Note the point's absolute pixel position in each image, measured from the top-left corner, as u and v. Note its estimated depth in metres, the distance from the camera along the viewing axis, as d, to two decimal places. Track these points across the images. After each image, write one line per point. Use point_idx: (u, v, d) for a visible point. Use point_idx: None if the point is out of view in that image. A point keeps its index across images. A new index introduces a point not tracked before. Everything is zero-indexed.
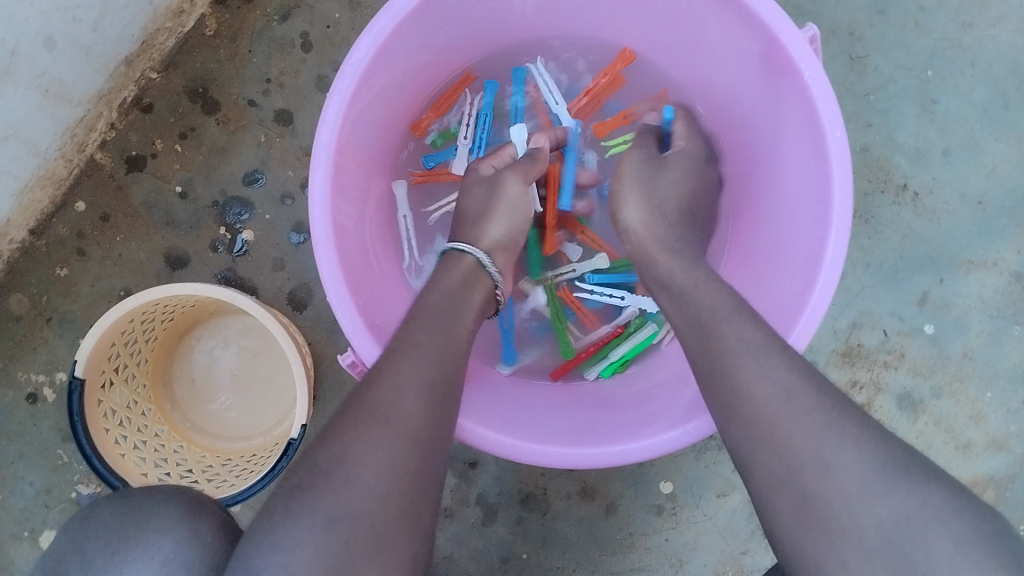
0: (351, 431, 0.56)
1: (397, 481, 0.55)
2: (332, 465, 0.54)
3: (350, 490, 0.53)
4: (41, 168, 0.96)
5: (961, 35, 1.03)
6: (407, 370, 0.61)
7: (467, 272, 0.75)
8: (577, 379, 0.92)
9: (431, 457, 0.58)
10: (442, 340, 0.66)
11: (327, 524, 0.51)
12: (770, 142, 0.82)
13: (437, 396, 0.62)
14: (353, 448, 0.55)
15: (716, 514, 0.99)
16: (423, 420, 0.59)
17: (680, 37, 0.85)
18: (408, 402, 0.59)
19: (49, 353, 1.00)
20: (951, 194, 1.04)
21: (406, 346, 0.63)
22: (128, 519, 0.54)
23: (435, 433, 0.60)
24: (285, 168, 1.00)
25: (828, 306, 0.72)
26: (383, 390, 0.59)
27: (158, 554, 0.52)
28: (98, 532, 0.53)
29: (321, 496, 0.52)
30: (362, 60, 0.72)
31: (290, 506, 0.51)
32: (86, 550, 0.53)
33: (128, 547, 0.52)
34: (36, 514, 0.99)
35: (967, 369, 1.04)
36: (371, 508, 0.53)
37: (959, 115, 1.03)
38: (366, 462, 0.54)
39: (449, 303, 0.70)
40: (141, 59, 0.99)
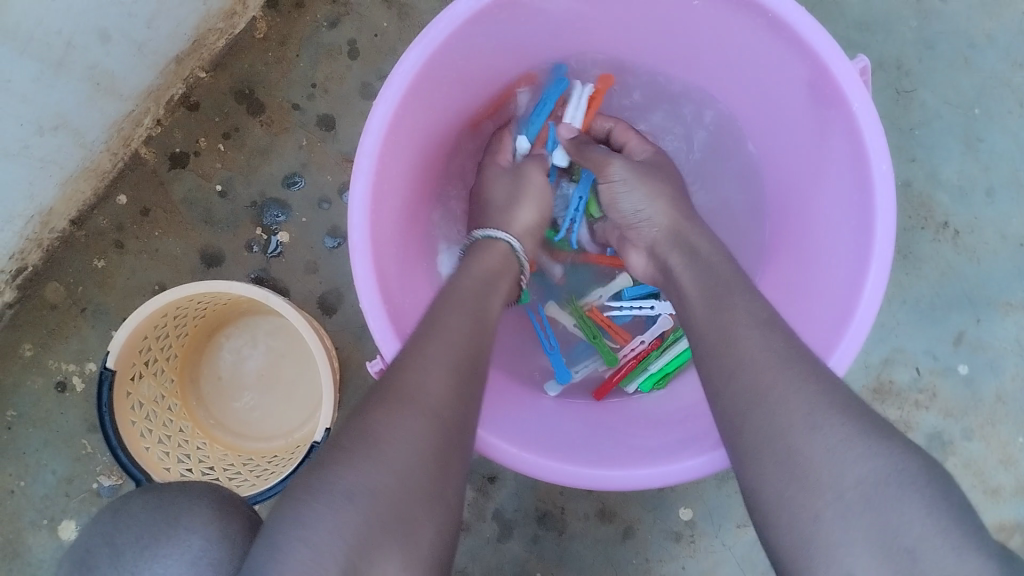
0: (374, 411, 0.56)
1: (421, 458, 0.55)
2: (355, 443, 0.54)
3: (373, 465, 0.53)
4: (86, 160, 0.98)
5: (1011, 74, 1.02)
6: (432, 352, 0.61)
7: (498, 264, 0.77)
8: (619, 394, 0.92)
9: (455, 438, 0.58)
10: (468, 328, 0.67)
11: (348, 499, 0.50)
12: (813, 171, 0.82)
13: (462, 377, 0.62)
14: (375, 426, 0.55)
15: (735, 544, 0.98)
16: (448, 399, 0.59)
17: (727, 61, 0.84)
18: (433, 382, 0.59)
19: (81, 343, 1.01)
20: (993, 233, 1.02)
21: (433, 332, 0.64)
22: (162, 514, 0.55)
23: (460, 412, 0.60)
24: (323, 172, 1.01)
25: (864, 339, 0.71)
26: (409, 371, 0.59)
27: (188, 550, 0.53)
28: (131, 526, 0.55)
29: (342, 471, 0.52)
30: (409, 71, 0.72)
31: (309, 485, 0.51)
32: (115, 543, 0.55)
33: (159, 543, 0.53)
34: (57, 502, 1.00)
35: (1000, 413, 1.01)
36: (394, 484, 0.52)
37: (1005, 155, 1.02)
38: (389, 439, 0.54)
39: (477, 293, 0.71)
40: (191, 58, 1.01)
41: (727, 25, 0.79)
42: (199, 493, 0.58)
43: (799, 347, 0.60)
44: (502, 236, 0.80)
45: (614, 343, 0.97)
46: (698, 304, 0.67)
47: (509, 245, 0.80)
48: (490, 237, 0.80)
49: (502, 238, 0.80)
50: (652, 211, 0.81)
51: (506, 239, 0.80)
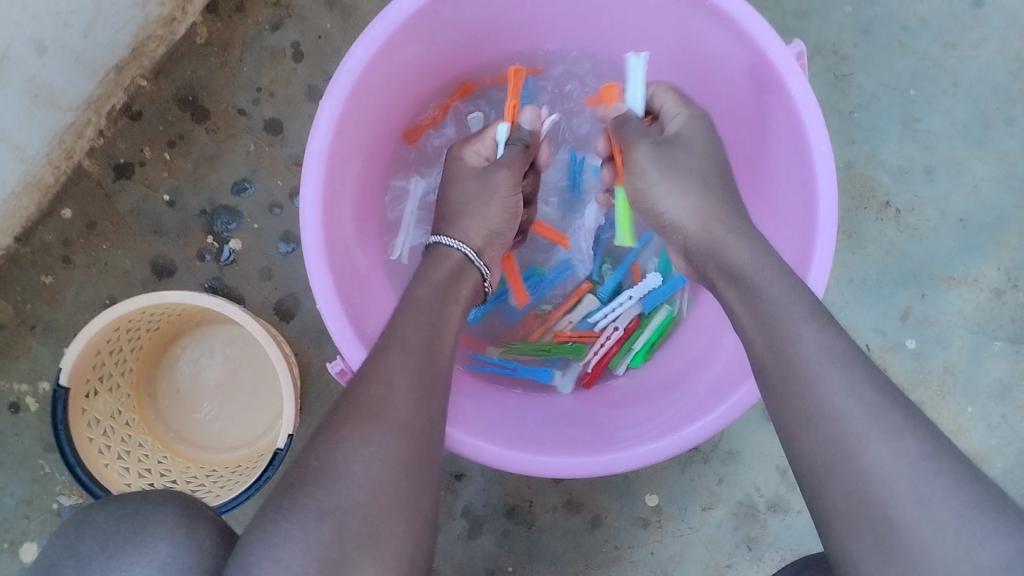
0: (341, 430, 0.58)
1: (389, 472, 0.57)
2: (324, 462, 0.56)
3: (343, 485, 0.55)
4: (28, 174, 0.96)
5: (943, 56, 1.05)
6: (393, 364, 0.62)
7: (455, 268, 0.77)
8: (611, 378, 0.92)
9: (424, 448, 0.60)
10: (429, 335, 0.67)
11: (320, 519, 0.53)
12: (757, 155, 0.83)
13: (425, 387, 0.63)
14: (343, 445, 0.57)
15: (701, 527, 1.00)
16: (412, 410, 0.61)
17: (670, 51, 0.86)
18: (397, 395, 0.61)
19: (32, 362, 0.99)
20: (934, 210, 1.05)
21: (394, 343, 0.65)
22: (126, 521, 0.55)
23: (425, 423, 0.61)
24: (273, 177, 1.00)
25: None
26: (372, 386, 0.60)
27: (156, 558, 0.53)
28: (95, 536, 0.54)
29: (313, 491, 0.54)
30: (354, 70, 0.73)
31: (281, 505, 0.53)
32: (80, 555, 0.53)
33: (126, 551, 0.53)
34: (15, 525, 0.98)
35: (949, 383, 1.05)
36: (363, 500, 0.55)
37: (942, 134, 1.05)
38: (355, 456, 0.56)
39: (438, 298, 0.71)
40: (132, 66, 0.99)
41: (668, 15, 0.80)
42: (163, 497, 0.57)
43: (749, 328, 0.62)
44: (454, 243, 0.79)
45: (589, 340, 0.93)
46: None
47: (463, 254, 0.78)
48: (446, 246, 0.79)
49: (459, 248, 0.79)
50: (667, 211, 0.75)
51: (459, 247, 0.79)
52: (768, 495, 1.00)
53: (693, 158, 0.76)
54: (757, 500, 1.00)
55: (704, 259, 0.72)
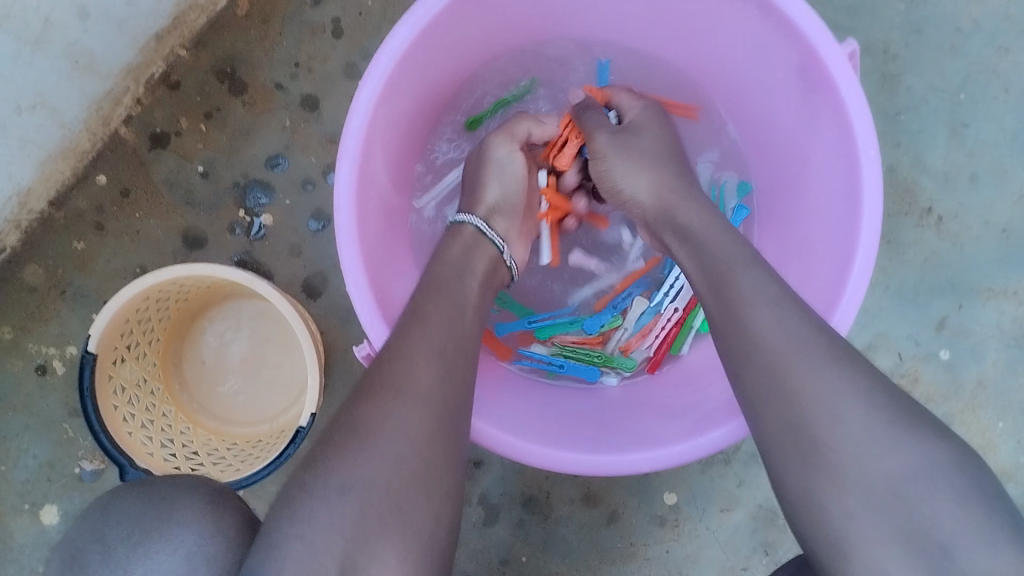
0: (363, 405, 0.58)
1: (412, 444, 0.56)
2: (346, 436, 0.56)
3: (364, 458, 0.54)
4: (65, 140, 0.96)
5: (997, 60, 1.02)
6: (417, 341, 0.62)
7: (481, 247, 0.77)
8: (675, 361, 0.91)
9: (449, 422, 0.60)
10: (449, 312, 0.67)
11: (342, 494, 0.53)
12: (802, 157, 0.81)
13: (449, 363, 0.63)
14: (366, 418, 0.57)
15: (719, 528, 0.99)
16: (435, 384, 0.60)
17: (716, 44, 0.84)
18: (418, 368, 0.60)
19: (60, 327, 1.00)
20: (977, 220, 1.03)
21: (416, 322, 0.64)
22: (151, 510, 0.55)
23: (449, 396, 0.61)
24: (307, 154, 1.00)
25: (848, 330, 0.71)
26: (393, 362, 0.60)
27: (180, 547, 0.53)
28: (119, 522, 0.55)
29: (334, 465, 0.54)
30: (396, 51, 0.71)
31: (303, 480, 0.54)
32: (105, 539, 0.55)
33: (151, 540, 0.54)
34: (38, 488, 0.99)
35: (981, 398, 1.03)
36: (386, 472, 0.54)
37: (990, 141, 1.02)
38: (376, 430, 0.56)
39: (463, 282, 0.71)
40: (172, 35, 0.99)
41: (719, 8, 0.78)
42: (188, 484, 0.58)
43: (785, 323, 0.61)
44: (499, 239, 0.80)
45: (649, 332, 0.91)
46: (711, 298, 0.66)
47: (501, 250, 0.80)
48: (460, 222, 0.79)
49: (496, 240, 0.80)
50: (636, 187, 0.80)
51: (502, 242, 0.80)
52: None
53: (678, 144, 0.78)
54: (776, 505, 0.99)
55: (691, 249, 0.71)
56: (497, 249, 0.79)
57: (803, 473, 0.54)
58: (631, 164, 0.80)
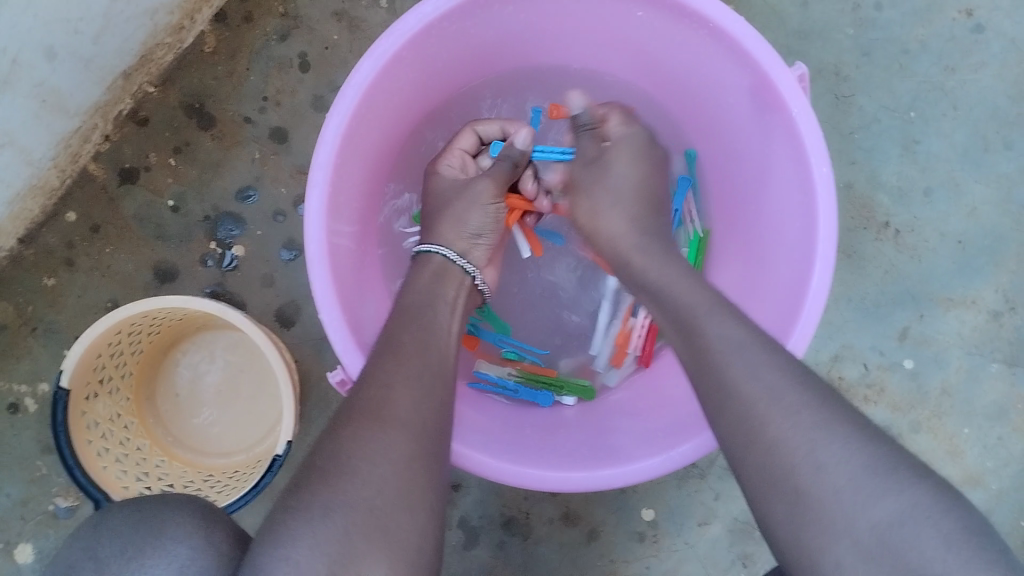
0: (344, 430, 0.58)
1: (394, 466, 0.57)
2: (328, 462, 0.56)
3: (346, 481, 0.55)
4: (33, 177, 0.96)
5: (944, 79, 1.06)
6: (397, 368, 0.63)
7: (449, 274, 0.78)
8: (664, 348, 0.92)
9: (429, 444, 0.60)
10: (423, 337, 0.68)
11: (325, 515, 0.52)
12: (759, 178, 0.84)
13: (426, 386, 0.64)
14: (347, 444, 0.57)
15: (697, 542, 1.00)
16: (413, 408, 0.61)
17: (672, 71, 0.87)
18: (397, 394, 0.61)
19: (31, 364, 0.99)
20: (933, 232, 1.06)
21: (393, 350, 0.65)
22: (142, 527, 0.54)
23: (427, 419, 0.62)
24: (277, 185, 1.01)
25: (803, 352, 0.73)
26: (372, 389, 0.61)
27: (175, 560, 0.52)
28: (111, 539, 0.54)
29: (318, 490, 0.54)
30: (362, 83, 0.73)
31: (288, 505, 0.54)
32: (99, 557, 0.53)
33: (144, 554, 0.52)
34: (11, 526, 0.97)
35: (946, 404, 1.05)
36: (369, 494, 0.55)
37: (941, 156, 1.06)
38: (358, 454, 0.56)
39: (435, 303, 0.73)
40: (139, 72, 1.00)
41: (673, 36, 0.81)
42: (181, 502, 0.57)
43: (751, 334, 0.63)
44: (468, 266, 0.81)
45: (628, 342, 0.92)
46: (677, 315, 0.68)
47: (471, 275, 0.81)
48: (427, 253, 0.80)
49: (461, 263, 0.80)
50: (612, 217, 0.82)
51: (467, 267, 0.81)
52: None
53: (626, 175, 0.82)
54: (753, 517, 1.00)
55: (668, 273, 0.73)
56: (469, 274, 0.81)
57: (772, 477, 0.55)
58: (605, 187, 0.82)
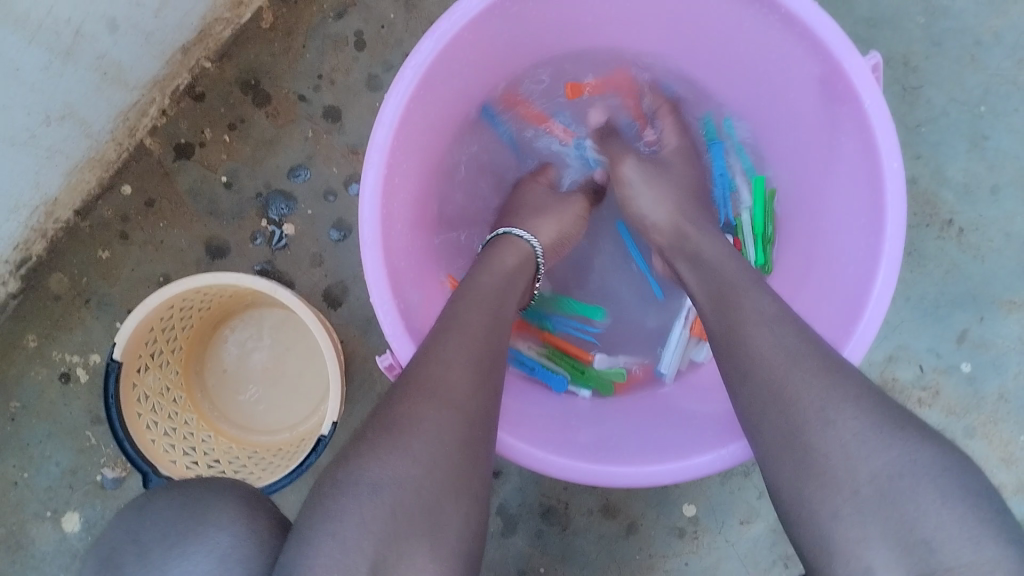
0: (398, 406, 0.58)
1: (444, 447, 0.56)
2: (379, 437, 0.56)
3: (396, 456, 0.54)
4: (91, 150, 0.97)
5: (1018, 72, 1.02)
6: (454, 346, 0.63)
7: (511, 255, 0.77)
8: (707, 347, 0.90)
9: (480, 428, 0.60)
10: (489, 321, 0.68)
11: (374, 492, 0.52)
12: (825, 168, 0.82)
13: (482, 368, 0.63)
14: (399, 421, 0.57)
15: (738, 541, 0.98)
16: (469, 390, 0.61)
17: (736, 55, 0.84)
18: (454, 372, 0.61)
19: (84, 334, 1.01)
20: (998, 232, 1.02)
21: (452, 327, 0.65)
22: (186, 513, 0.54)
23: (481, 402, 0.61)
24: (329, 164, 1.01)
25: (860, 359, 0.71)
26: (430, 365, 0.61)
27: (215, 548, 0.51)
28: (156, 522, 0.54)
29: (366, 464, 0.54)
30: (421, 64, 0.72)
31: (336, 478, 0.53)
32: (141, 541, 0.53)
33: (187, 540, 0.52)
34: (60, 494, 1.00)
35: (1003, 410, 1.02)
36: (418, 473, 0.54)
37: (1011, 153, 1.02)
38: (410, 431, 0.56)
39: (501, 290, 0.72)
40: (197, 47, 1.00)
41: (738, 21, 0.78)
42: (222, 488, 0.56)
43: (813, 334, 0.61)
44: (525, 235, 0.81)
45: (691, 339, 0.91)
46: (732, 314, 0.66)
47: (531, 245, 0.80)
48: (511, 236, 0.81)
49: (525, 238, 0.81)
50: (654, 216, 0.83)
51: (529, 239, 0.81)
52: None
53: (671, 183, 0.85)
54: None
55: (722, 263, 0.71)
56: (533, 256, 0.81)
57: None
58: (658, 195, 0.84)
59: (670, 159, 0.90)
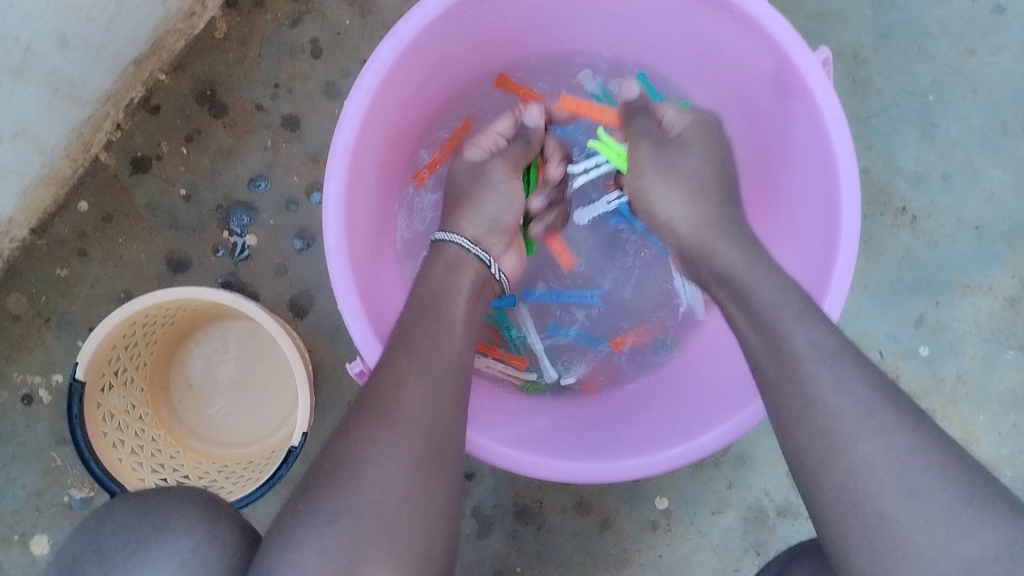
0: (355, 429, 0.58)
1: (403, 468, 0.57)
2: (336, 465, 0.56)
3: (356, 485, 0.55)
4: (45, 167, 0.96)
5: (962, 62, 1.05)
6: (404, 363, 0.62)
7: (452, 260, 0.77)
8: None
9: (441, 442, 0.60)
10: (436, 333, 0.67)
11: (332, 520, 0.53)
12: (780, 162, 0.83)
13: (437, 383, 0.63)
14: (356, 447, 0.57)
15: (710, 530, 1.00)
16: (424, 406, 0.61)
17: (690, 53, 0.85)
18: (408, 392, 0.61)
19: (45, 355, 0.99)
20: (950, 218, 1.05)
21: (403, 344, 0.65)
22: (146, 521, 0.55)
23: (438, 417, 0.61)
24: (290, 174, 1.00)
25: (838, 314, 0.72)
26: (383, 387, 0.61)
27: (178, 552, 0.53)
28: (116, 532, 0.54)
29: (325, 492, 0.55)
30: (380, 70, 0.72)
31: (296, 509, 0.54)
32: (103, 550, 0.54)
33: (148, 547, 0.53)
34: (27, 517, 0.98)
35: (961, 391, 1.05)
36: (376, 498, 0.55)
37: (959, 141, 1.05)
38: (367, 457, 0.56)
39: (453, 302, 0.72)
40: (151, 59, 0.99)
41: (690, 19, 0.80)
42: (181, 495, 0.57)
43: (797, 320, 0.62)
44: (452, 237, 0.79)
45: None
46: None
47: (459, 245, 0.78)
48: (441, 241, 0.79)
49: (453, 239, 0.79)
50: (673, 209, 0.78)
51: (456, 240, 0.79)
52: (778, 500, 1.00)
53: (691, 160, 0.79)
54: (767, 505, 1.00)
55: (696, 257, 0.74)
56: (482, 262, 0.79)
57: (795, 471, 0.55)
58: (671, 185, 0.78)
59: (688, 142, 0.80)
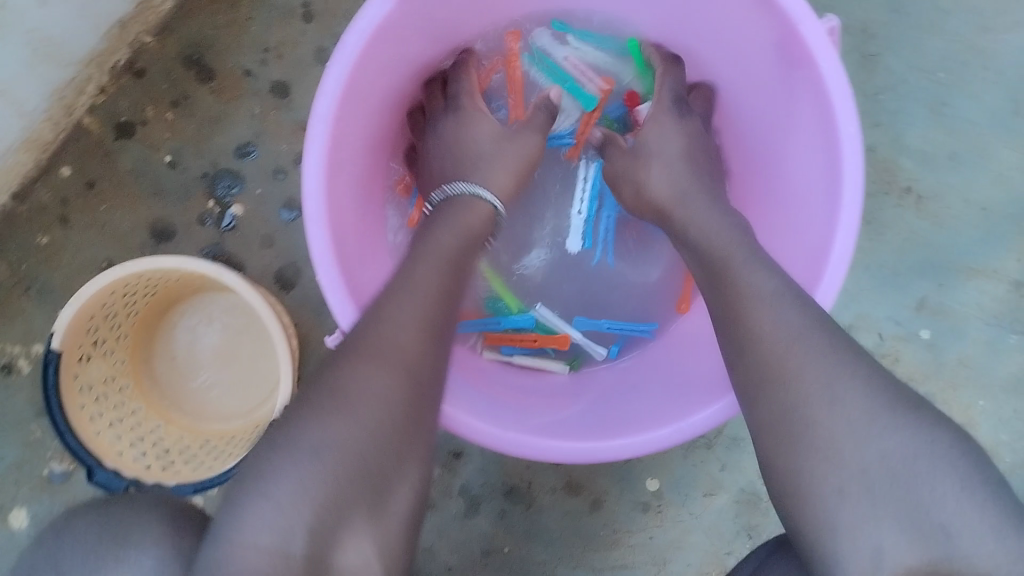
0: (346, 361, 0.56)
1: (389, 408, 0.55)
2: (322, 395, 0.54)
3: (340, 418, 0.53)
4: (26, 131, 0.93)
5: (975, 38, 1.01)
6: (403, 306, 0.60)
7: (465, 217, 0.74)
8: None
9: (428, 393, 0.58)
10: (442, 283, 0.65)
11: (313, 452, 0.50)
12: (781, 136, 0.80)
13: (436, 332, 0.61)
14: (346, 378, 0.55)
15: (702, 513, 0.98)
16: (421, 349, 0.59)
17: (692, 20, 0.82)
18: (407, 336, 0.59)
19: (26, 323, 0.97)
20: (956, 199, 1.02)
21: (403, 286, 0.62)
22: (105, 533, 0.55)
23: (432, 369, 0.59)
24: (278, 142, 0.98)
25: (836, 294, 0.70)
26: (380, 326, 0.58)
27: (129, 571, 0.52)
28: (75, 547, 0.54)
29: (307, 422, 0.52)
30: (365, 29, 0.69)
31: (275, 440, 0.52)
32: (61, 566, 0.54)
33: (102, 565, 0.53)
34: (7, 489, 0.97)
35: (962, 377, 1.02)
36: (358, 433, 0.52)
37: (969, 120, 1.01)
38: (355, 390, 0.54)
39: (460, 254, 0.69)
40: (136, 21, 0.96)
41: None
42: (144, 505, 0.57)
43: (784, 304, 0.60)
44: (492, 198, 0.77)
45: None
46: None
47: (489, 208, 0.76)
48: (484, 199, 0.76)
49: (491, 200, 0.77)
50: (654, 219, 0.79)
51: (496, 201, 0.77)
52: None
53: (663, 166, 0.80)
54: (759, 488, 0.98)
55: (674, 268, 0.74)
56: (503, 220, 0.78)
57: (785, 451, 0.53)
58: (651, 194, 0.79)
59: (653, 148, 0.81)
